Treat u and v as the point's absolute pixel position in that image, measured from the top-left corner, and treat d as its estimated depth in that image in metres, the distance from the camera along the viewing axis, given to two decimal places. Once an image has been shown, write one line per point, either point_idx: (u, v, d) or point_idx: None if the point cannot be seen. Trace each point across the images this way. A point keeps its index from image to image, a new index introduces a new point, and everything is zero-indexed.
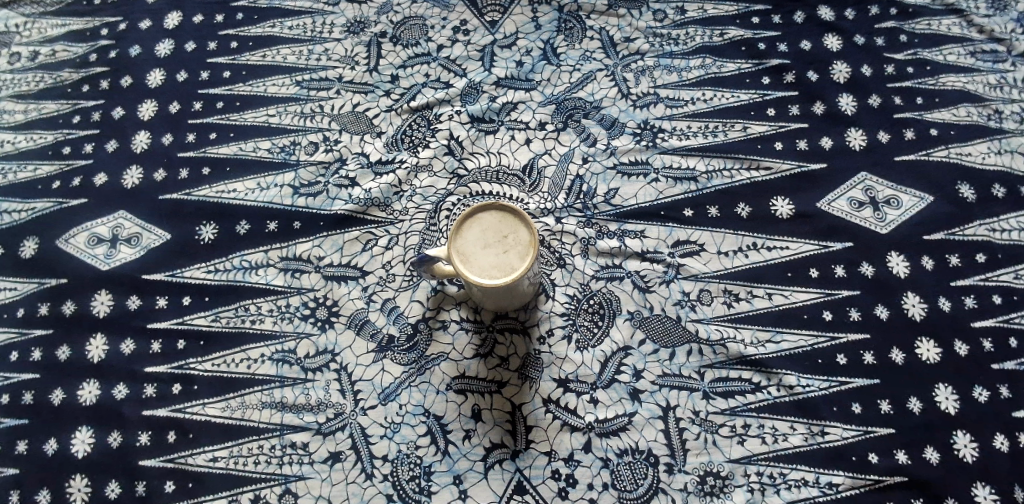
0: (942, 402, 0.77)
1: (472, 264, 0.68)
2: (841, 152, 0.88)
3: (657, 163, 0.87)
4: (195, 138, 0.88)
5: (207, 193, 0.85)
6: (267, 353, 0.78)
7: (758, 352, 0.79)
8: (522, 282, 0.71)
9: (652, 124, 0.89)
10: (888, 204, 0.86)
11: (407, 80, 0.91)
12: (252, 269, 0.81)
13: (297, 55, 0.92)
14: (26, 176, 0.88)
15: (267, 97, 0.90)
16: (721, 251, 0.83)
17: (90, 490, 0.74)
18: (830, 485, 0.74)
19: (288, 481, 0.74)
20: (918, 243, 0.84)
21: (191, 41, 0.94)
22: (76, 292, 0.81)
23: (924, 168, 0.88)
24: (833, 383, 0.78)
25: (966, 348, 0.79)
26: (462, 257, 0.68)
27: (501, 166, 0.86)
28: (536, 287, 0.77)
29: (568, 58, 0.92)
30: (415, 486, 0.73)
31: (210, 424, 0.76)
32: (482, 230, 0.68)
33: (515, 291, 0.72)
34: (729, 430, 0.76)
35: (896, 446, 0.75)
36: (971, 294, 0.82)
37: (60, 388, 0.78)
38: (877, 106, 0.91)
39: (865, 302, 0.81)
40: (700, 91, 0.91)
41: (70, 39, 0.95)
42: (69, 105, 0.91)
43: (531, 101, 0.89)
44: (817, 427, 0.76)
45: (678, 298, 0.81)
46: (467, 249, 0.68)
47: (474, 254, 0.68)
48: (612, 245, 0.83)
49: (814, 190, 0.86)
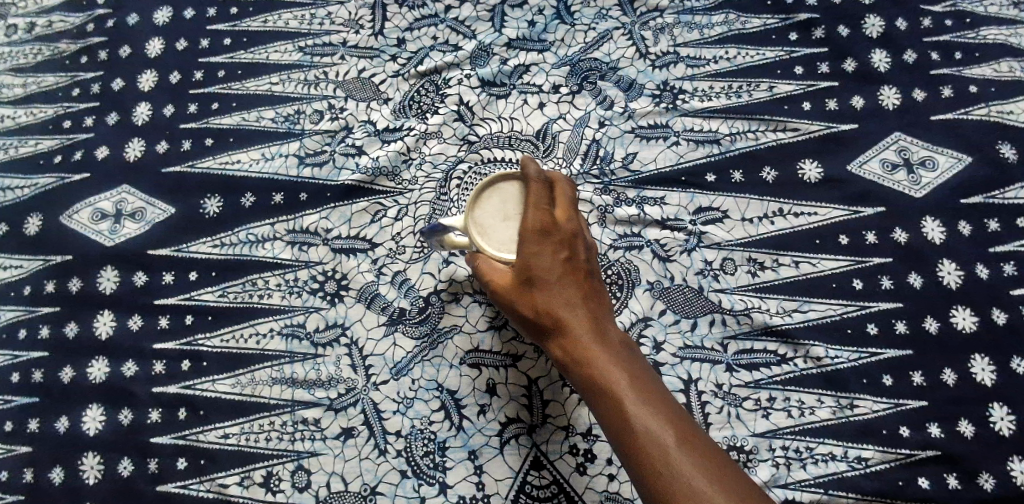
0: (978, 374, 0.73)
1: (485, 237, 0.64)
2: (873, 112, 0.84)
3: (677, 127, 0.83)
4: (196, 109, 0.86)
5: (211, 165, 0.83)
6: (276, 328, 0.76)
7: (784, 323, 0.75)
8: None
9: (672, 86, 0.85)
10: (922, 166, 0.81)
11: (414, 44, 0.87)
12: (257, 243, 0.79)
13: (298, 20, 0.89)
14: (27, 151, 0.86)
15: (270, 64, 0.87)
16: (745, 218, 0.79)
17: (103, 468, 0.73)
18: (859, 460, 0.71)
19: (301, 457, 0.72)
20: (954, 208, 0.79)
21: (189, 8, 0.91)
22: (82, 268, 0.80)
23: (963, 128, 0.83)
24: (862, 355, 0.74)
25: (1004, 317, 0.75)
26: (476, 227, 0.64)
27: (513, 131, 0.83)
28: None
29: (583, 17, 0.88)
30: (429, 462, 0.72)
31: (220, 400, 0.74)
32: (502, 200, 0.64)
33: None
34: (753, 404, 0.73)
35: (927, 419, 0.72)
36: (1010, 260, 0.77)
37: (69, 366, 0.77)
38: (911, 63, 0.85)
39: (897, 270, 0.77)
40: (723, 48, 0.87)
41: (67, 9, 0.92)
42: (68, 78, 0.89)
43: (544, 62, 0.86)
44: (845, 400, 0.73)
45: (700, 267, 0.77)
46: (482, 218, 0.64)
47: (489, 227, 0.64)
48: (631, 213, 0.79)
49: (844, 152, 0.82)
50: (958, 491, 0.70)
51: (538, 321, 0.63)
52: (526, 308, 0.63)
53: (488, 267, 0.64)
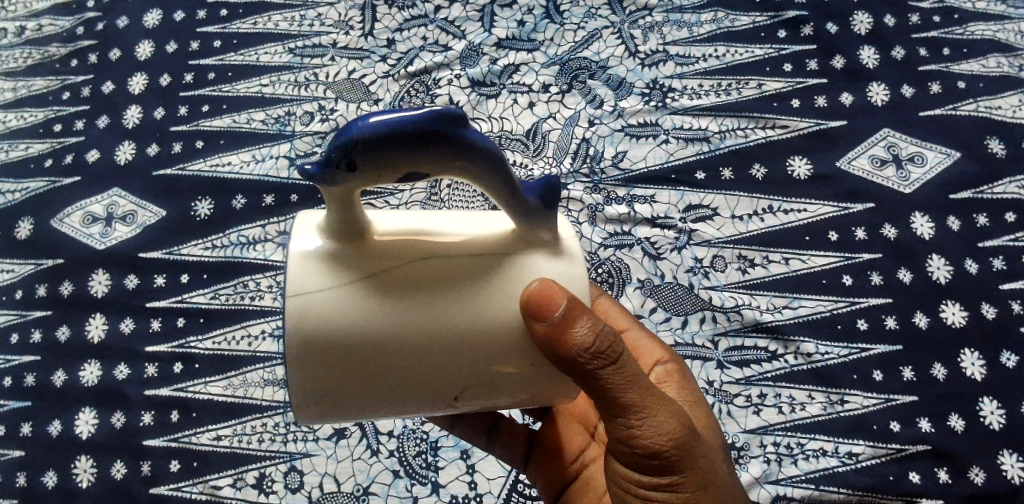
0: (968, 369, 0.72)
1: (546, 266, 0.41)
2: (862, 108, 0.86)
3: (667, 125, 0.85)
4: (187, 112, 0.87)
5: (201, 168, 0.84)
6: (268, 329, 0.75)
7: (774, 319, 0.74)
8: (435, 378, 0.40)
9: (662, 84, 0.87)
10: (911, 162, 0.83)
11: (403, 44, 0.91)
12: (249, 245, 0.79)
13: (288, 22, 0.93)
14: (18, 156, 0.86)
15: (259, 66, 0.90)
16: (734, 216, 0.80)
17: (96, 471, 0.70)
18: (850, 455, 0.69)
19: (293, 458, 0.70)
20: (942, 204, 0.81)
21: (180, 11, 0.95)
22: (73, 272, 0.79)
23: (951, 124, 0.85)
24: (853, 350, 0.73)
25: (993, 311, 0.75)
26: (531, 244, 0.41)
27: (503, 131, 0.84)
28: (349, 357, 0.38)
29: (572, 16, 0.92)
30: (422, 462, 0.70)
31: (212, 402, 0.72)
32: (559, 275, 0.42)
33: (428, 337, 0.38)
34: (744, 400, 0.71)
35: (918, 414, 0.70)
36: (999, 255, 0.78)
37: (62, 369, 0.75)
38: (900, 58, 0.89)
39: (887, 266, 0.77)
40: (712, 46, 0.90)
41: (56, 13, 0.95)
42: (58, 82, 0.90)
43: (534, 62, 0.89)
44: (836, 396, 0.71)
45: (689, 265, 0.77)
46: (568, 248, 0.42)
47: (574, 271, 0.41)
48: (621, 211, 0.79)
49: (833, 149, 0.83)
50: (949, 485, 0.67)
51: (660, 401, 0.42)
52: (642, 380, 0.42)
53: (590, 324, 0.39)
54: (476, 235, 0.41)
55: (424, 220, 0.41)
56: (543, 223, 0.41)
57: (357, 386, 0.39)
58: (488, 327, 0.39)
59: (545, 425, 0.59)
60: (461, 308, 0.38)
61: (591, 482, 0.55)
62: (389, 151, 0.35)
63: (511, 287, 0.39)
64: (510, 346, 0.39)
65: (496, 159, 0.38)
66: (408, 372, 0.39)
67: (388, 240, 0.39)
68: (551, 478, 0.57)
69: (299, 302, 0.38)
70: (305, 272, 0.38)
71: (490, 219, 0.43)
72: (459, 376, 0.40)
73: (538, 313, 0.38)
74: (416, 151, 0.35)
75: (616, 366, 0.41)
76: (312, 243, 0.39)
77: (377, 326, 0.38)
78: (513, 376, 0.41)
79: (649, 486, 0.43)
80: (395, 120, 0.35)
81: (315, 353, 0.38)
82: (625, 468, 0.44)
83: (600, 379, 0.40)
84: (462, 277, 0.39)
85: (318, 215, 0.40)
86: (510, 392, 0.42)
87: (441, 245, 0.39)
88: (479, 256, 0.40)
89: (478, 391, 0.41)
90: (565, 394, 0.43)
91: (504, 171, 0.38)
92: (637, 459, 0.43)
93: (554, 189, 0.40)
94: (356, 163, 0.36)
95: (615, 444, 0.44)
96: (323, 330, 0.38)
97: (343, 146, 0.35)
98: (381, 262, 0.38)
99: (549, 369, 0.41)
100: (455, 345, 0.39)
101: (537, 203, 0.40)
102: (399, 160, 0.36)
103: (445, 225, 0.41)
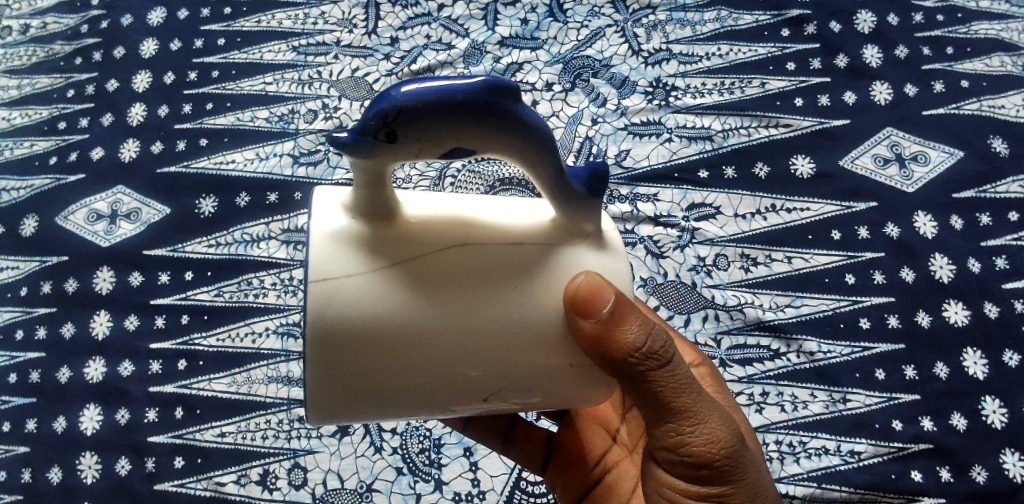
0: (970, 367, 0.72)
1: (590, 259, 0.39)
2: (864, 108, 0.86)
3: (670, 123, 0.85)
4: (190, 110, 0.87)
5: (205, 165, 0.84)
6: (272, 326, 0.75)
7: (777, 318, 0.74)
8: (467, 377, 0.38)
9: (664, 83, 0.88)
10: (914, 161, 0.83)
11: (407, 43, 0.91)
12: (253, 243, 0.79)
13: (292, 20, 0.93)
14: (22, 153, 0.86)
15: (263, 64, 0.90)
16: (737, 214, 0.80)
17: (100, 468, 0.70)
18: (852, 454, 0.69)
19: (297, 455, 0.70)
20: (944, 204, 0.81)
21: (183, 10, 0.95)
22: (77, 269, 0.79)
23: (954, 123, 0.85)
24: (855, 349, 0.73)
25: (996, 309, 0.75)
26: (573, 235, 0.40)
27: None
28: (381, 351, 0.36)
29: (576, 15, 0.93)
30: (424, 459, 0.70)
31: (215, 399, 0.72)
32: None
33: (466, 330, 0.37)
34: (746, 398, 0.71)
35: (920, 413, 0.70)
36: (1002, 254, 0.78)
37: (66, 366, 0.75)
38: (904, 57, 0.89)
39: (890, 265, 0.77)
40: (716, 45, 0.90)
41: (60, 11, 0.96)
42: (62, 79, 0.91)
43: (537, 60, 0.89)
44: (839, 394, 0.71)
45: (692, 263, 0.77)
46: (610, 241, 0.41)
47: (618, 266, 0.40)
48: (623, 210, 0.80)
49: (836, 148, 0.84)
50: (950, 484, 0.67)
51: (714, 408, 0.41)
52: (693, 384, 0.41)
53: (637, 324, 0.39)
54: (516, 222, 0.39)
55: (459, 205, 0.39)
56: (588, 213, 0.40)
57: (378, 382, 0.37)
58: (528, 321, 0.37)
59: (565, 427, 0.59)
60: (500, 300, 0.37)
61: (617, 487, 0.55)
62: (434, 121, 0.34)
63: (553, 280, 0.38)
64: (547, 343, 0.38)
65: (545, 140, 0.37)
66: (441, 370, 0.37)
67: (423, 225, 0.37)
68: (573, 482, 0.57)
69: (325, 287, 0.36)
70: (334, 257, 0.36)
71: (528, 205, 0.41)
72: (488, 374, 0.38)
73: (586, 310, 0.37)
74: (463, 123, 0.34)
75: (668, 369, 0.40)
76: (337, 223, 0.37)
77: (413, 318, 0.36)
78: (548, 377, 0.39)
79: (695, 495, 0.43)
80: (443, 88, 0.33)
81: (341, 346, 0.36)
82: (670, 475, 0.44)
83: (651, 382, 0.40)
84: (499, 268, 0.37)
85: (343, 195, 0.38)
86: (541, 394, 0.40)
87: (479, 233, 0.38)
88: (518, 244, 0.38)
89: (509, 392, 0.39)
90: (601, 397, 0.42)
91: (551, 154, 0.37)
92: (686, 468, 0.42)
93: (601, 177, 0.39)
94: (397, 134, 0.34)
95: (661, 452, 0.43)
96: (349, 321, 0.36)
97: (382, 113, 0.33)
98: (415, 250, 0.37)
99: (589, 370, 0.39)
100: (492, 340, 0.37)
101: (585, 191, 0.39)
102: (443, 132, 0.34)
103: (481, 213, 0.39)
